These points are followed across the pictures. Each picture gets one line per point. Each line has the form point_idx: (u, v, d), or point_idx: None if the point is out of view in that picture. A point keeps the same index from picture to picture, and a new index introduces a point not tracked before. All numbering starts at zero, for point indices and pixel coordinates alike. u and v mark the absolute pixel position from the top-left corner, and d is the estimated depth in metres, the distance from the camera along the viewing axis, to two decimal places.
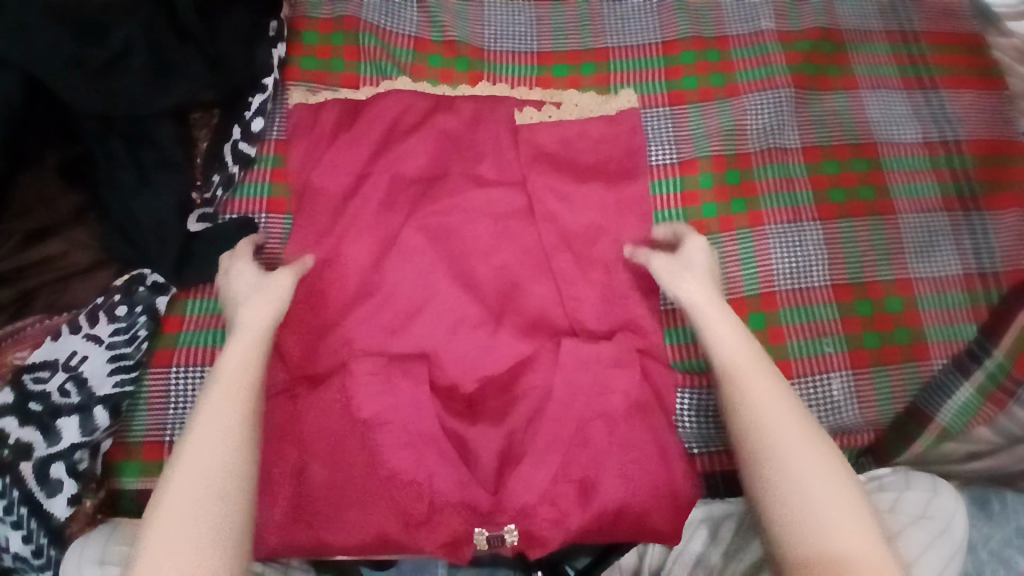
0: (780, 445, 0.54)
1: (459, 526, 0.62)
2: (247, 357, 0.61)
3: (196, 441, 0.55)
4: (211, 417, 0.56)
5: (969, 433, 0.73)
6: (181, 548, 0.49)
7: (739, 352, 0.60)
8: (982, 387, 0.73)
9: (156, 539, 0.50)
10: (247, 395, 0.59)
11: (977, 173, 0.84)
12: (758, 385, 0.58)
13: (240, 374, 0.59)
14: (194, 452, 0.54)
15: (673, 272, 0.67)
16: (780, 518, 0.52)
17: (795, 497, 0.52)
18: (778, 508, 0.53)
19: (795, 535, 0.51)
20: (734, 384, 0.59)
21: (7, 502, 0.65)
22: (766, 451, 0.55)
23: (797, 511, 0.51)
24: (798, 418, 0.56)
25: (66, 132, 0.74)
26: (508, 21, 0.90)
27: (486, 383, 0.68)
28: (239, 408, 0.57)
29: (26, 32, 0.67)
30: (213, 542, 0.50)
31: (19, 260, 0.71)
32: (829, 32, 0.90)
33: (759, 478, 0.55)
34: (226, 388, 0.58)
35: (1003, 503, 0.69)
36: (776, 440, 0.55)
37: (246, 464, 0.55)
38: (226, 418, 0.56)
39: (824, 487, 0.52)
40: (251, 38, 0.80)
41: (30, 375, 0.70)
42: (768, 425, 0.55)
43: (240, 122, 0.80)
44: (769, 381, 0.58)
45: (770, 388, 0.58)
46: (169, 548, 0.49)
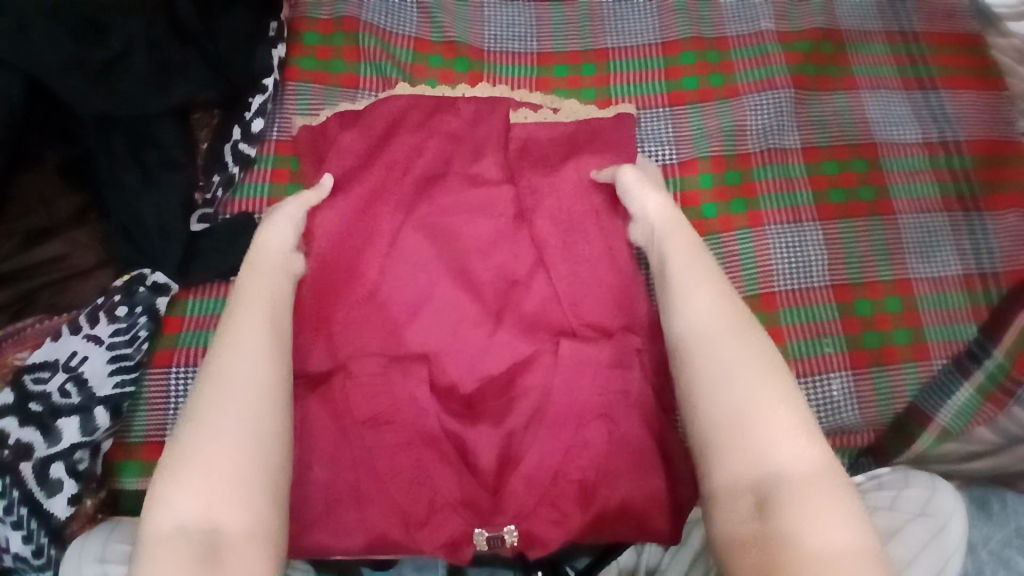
0: (711, 342, 0.53)
1: (460, 527, 0.62)
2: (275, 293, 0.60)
3: (228, 373, 0.53)
4: (245, 350, 0.55)
5: (969, 433, 0.71)
6: (222, 480, 0.48)
7: (679, 256, 0.59)
8: (982, 387, 0.72)
9: (194, 468, 0.48)
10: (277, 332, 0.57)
11: (977, 173, 0.84)
12: (695, 287, 0.56)
13: (268, 308, 0.58)
14: (226, 383, 0.52)
15: (637, 188, 0.65)
16: (704, 413, 0.51)
17: (719, 389, 0.50)
18: (700, 402, 0.51)
19: (715, 426, 0.50)
20: (672, 287, 0.58)
21: (6, 503, 0.65)
22: (695, 349, 0.53)
23: (717, 403, 0.50)
24: (735, 316, 0.54)
25: (65, 132, 0.74)
26: (508, 21, 0.90)
27: (486, 383, 0.68)
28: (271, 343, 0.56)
29: (27, 34, 0.66)
30: (256, 478, 0.49)
31: (21, 260, 0.71)
32: (829, 32, 0.90)
33: (686, 375, 0.53)
34: (256, 322, 0.57)
35: (1004, 504, 0.63)
36: (707, 338, 0.53)
37: (282, 401, 0.54)
38: (261, 353, 0.55)
39: (752, 379, 0.50)
40: (252, 37, 0.81)
41: (31, 375, 0.69)
42: (699, 326, 0.54)
43: (240, 121, 0.81)
44: (708, 283, 0.57)
45: (709, 289, 0.56)
46: (218, 482, 0.48)
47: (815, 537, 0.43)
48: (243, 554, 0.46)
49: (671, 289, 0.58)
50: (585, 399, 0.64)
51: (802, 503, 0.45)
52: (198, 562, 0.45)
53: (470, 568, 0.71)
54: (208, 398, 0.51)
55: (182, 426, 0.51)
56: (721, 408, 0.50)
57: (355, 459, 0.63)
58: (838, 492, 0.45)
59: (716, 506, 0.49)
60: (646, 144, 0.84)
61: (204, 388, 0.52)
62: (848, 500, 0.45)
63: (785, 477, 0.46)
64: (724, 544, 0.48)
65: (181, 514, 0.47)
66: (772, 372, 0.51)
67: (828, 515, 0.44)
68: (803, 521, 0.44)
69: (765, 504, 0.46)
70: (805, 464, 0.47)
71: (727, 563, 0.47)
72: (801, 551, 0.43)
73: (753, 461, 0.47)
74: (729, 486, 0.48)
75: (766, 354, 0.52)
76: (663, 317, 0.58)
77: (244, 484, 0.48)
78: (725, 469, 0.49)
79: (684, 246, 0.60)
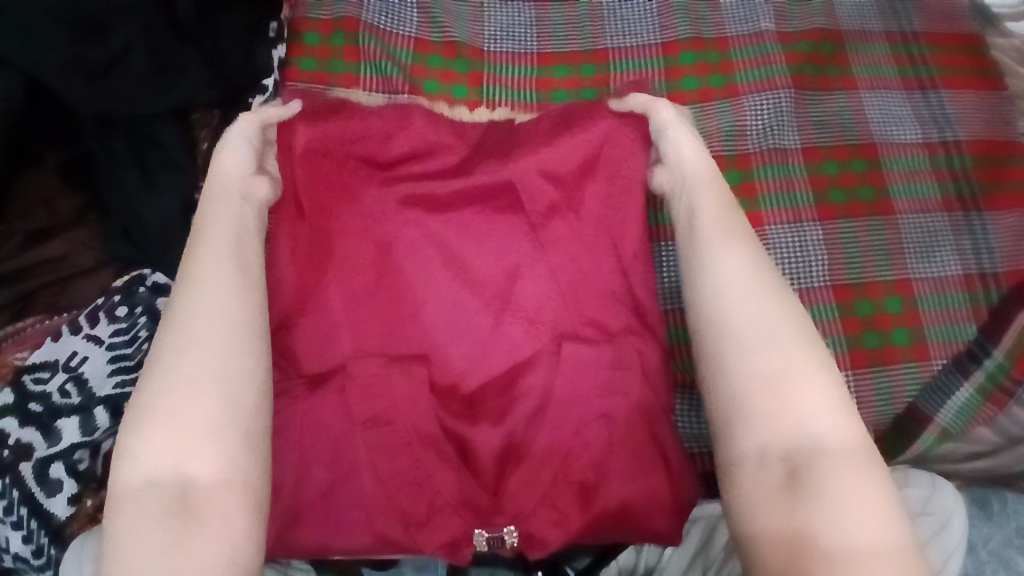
0: (749, 305, 0.52)
1: (459, 528, 0.62)
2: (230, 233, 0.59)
3: (192, 320, 0.52)
4: (208, 296, 0.54)
5: (970, 433, 0.73)
6: (192, 428, 0.48)
7: (712, 216, 0.59)
8: (983, 387, 0.74)
9: (161, 420, 0.48)
10: (240, 274, 0.57)
11: (977, 173, 0.84)
12: (733, 249, 0.56)
13: (236, 263, 0.57)
14: (189, 331, 0.52)
15: (676, 133, 0.68)
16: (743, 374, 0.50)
17: (761, 352, 0.50)
18: (737, 363, 0.50)
19: (753, 388, 0.49)
20: (705, 246, 0.57)
21: (7, 503, 0.66)
22: (732, 308, 0.52)
23: (761, 364, 0.49)
24: (773, 282, 0.54)
25: (66, 132, 0.74)
26: (508, 22, 0.90)
27: (486, 383, 0.67)
28: (235, 285, 0.56)
29: (26, 34, 0.68)
30: (227, 424, 0.49)
31: (23, 260, 0.72)
32: (829, 32, 0.90)
33: (719, 336, 0.52)
34: (218, 266, 0.56)
35: (1003, 504, 0.69)
36: (748, 297, 0.53)
37: (253, 342, 0.54)
38: (228, 297, 0.54)
39: (791, 344, 0.50)
40: (251, 37, 0.80)
41: (31, 375, 0.70)
42: (738, 287, 0.53)
43: (240, 121, 0.80)
44: (746, 247, 0.56)
45: (744, 254, 0.55)
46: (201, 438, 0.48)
47: (846, 499, 0.44)
48: (219, 501, 0.47)
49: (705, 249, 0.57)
50: (586, 401, 0.65)
51: (836, 468, 0.45)
52: (172, 513, 0.45)
53: (470, 569, 0.70)
54: (172, 348, 0.51)
55: (159, 377, 0.50)
56: (762, 372, 0.49)
57: (355, 459, 0.63)
58: (868, 463, 0.46)
59: (742, 470, 0.48)
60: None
61: (168, 338, 0.52)
62: (877, 473, 0.46)
63: (824, 446, 0.46)
64: (745, 508, 0.47)
65: (151, 468, 0.47)
66: (808, 341, 0.51)
67: (862, 485, 0.45)
68: (840, 490, 0.44)
69: (801, 474, 0.46)
70: (843, 435, 0.47)
71: (749, 526, 0.47)
72: (838, 513, 0.44)
73: (792, 428, 0.47)
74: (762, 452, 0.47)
75: (801, 322, 0.52)
76: (690, 275, 0.57)
77: (215, 430, 0.48)
78: (759, 432, 0.48)
79: (715, 207, 0.60)
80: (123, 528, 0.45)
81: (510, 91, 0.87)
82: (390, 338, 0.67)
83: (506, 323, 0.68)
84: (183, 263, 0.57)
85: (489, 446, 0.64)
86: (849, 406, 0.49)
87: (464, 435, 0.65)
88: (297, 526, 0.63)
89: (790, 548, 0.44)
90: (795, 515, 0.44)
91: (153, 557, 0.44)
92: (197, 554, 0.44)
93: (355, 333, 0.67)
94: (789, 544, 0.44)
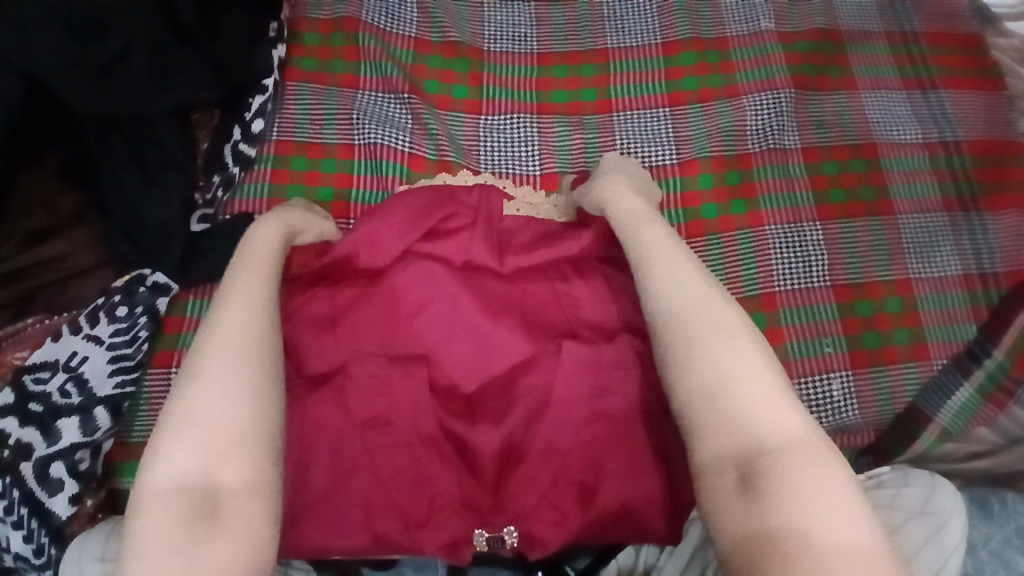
0: (684, 317, 0.53)
1: (459, 528, 0.62)
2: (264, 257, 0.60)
3: (222, 333, 0.53)
4: (232, 310, 0.54)
5: (969, 433, 0.68)
6: (217, 435, 0.48)
7: (648, 233, 0.60)
8: (982, 387, 0.69)
9: (193, 425, 0.48)
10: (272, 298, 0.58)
11: (977, 173, 0.84)
12: (669, 263, 0.56)
13: (266, 281, 0.58)
14: (220, 343, 0.52)
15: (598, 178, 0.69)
16: (683, 388, 0.50)
17: (691, 365, 0.51)
18: (679, 377, 0.51)
19: (692, 400, 0.50)
20: (641, 265, 0.58)
21: (7, 503, 0.65)
22: (664, 324, 0.54)
23: (692, 376, 0.50)
24: (705, 288, 0.54)
25: (68, 133, 0.75)
26: (509, 22, 0.90)
27: (486, 384, 0.67)
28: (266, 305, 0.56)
29: (26, 34, 0.67)
30: (254, 433, 0.49)
31: (20, 260, 0.72)
32: (829, 32, 0.90)
33: (662, 352, 0.53)
34: (248, 284, 0.57)
35: (1004, 504, 0.65)
36: (674, 310, 0.53)
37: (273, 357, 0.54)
38: (252, 310, 0.55)
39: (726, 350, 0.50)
40: (252, 37, 0.81)
41: (31, 375, 0.70)
42: (672, 302, 0.54)
43: (240, 122, 0.81)
44: (679, 259, 0.57)
45: (676, 265, 0.56)
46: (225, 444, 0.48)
47: (809, 494, 0.43)
48: (242, 507, 0.46)
49: (645, 269, 0.57)
50: (587, 399, 0.65)
51: (795, 466, 0.45)
52: (197, 519, 0.45)
53: (471, 569, 0.70)
54: (197, 354, 0.52)
55: (186, 383, 0.50)
56: (700, 381, 0.49)
57: (357, 459, 0.63)
58: (827, 459, 0.45)
59: (702, 479, 0.48)
60: (613, 136, 0.85)
61: (199, 348, 0.52)
62: (835, 468, 0.45)
63: (771, 448, 0.46)
64: (710, 515, 0.47)
65: (179, 471, 0.47)
66: (748, 342, 0.50)
67: (818, 486, 0.44)
68: (792, 491, 0.44)
69: (756, 475, 0.45)
70: (792, 436, 0.46)
71: (717, 538, 0.46)
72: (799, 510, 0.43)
73: (738, 436, 0.47)
74: (714, 460, 0.47)
75: (738, 323, 0.52)
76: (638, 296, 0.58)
77: (244, 439, 0.48)
78: (706, 444, 0.48)
79: (650, 225, 0.61)
80: (145, 529, 0.45)
81: (509, 92, 0.87)
82: (389, 335, 0.67)
83: (506, 321, 0.68)
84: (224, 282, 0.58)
85: (490, 446, 0.65)
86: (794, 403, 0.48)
87: (465, 433, 0.65)
88: (299, 529, 0.63)
89: (750, 556, 0.43)
90: (751, 523, 0.44)
91: (174, 558, 0.43)
92: (215, 559, 0.44)
93: (356, 331, 0.67)
94: (747, 552, 0.43)
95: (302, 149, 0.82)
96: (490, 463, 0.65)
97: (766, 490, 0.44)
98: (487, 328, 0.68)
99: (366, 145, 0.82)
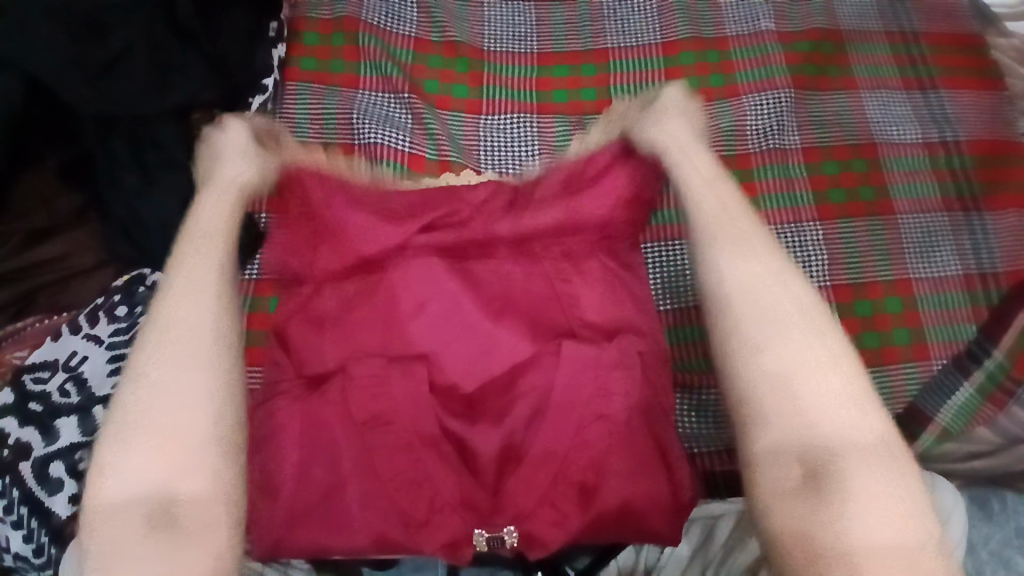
0: (759, 313, 0.51)
1: (458, 527, 0.62)
2: (219, 236, 0.58)
3: (174, 334, 0.52)
4: (183, 305, 0.54)
5: (969, 433, 0.72)
6: (166, 449, 0.49)
7: (711, 199, 0.57)
8: (983, 387, 0.73)
9: (147, 436, 0.49)
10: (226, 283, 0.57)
11: (978, 173, 0.84)
12: (737, 239, 0.54)
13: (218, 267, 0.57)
14: (174, 345, 0.52)
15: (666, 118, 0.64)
16: (749, 372, 0.50)
17: (761, 351, 0.50)
18: (747, 370, 0.50)
19: (758, 386, 0.49)
20: (703, 234, 0.55)
21: (7, 502, 0.65)
22: (732, 301, 0.52)
23: (764, 362, 0.49)
24: (776, 271, 0.53)
25: (67, 133, 0.75)
26: (508, 22, 0.90)
27: (486, 384, 0.67)
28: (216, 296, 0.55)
29: (27, 32, 0.67)
30: (206, 437, 0.50)
31: (19, 261, 0.72)
32: (829, 32, 0.90)
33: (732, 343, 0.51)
34: (199, 270, 0.56)
35: (1003, 504, 0.67)
36: (744, 289, 0.52)
37: (226, 349, 0.54)
38: (204, 302, 0.54)
39: (796, 340, 0.50)
40: (251, 36, 0.81)
41: (31, 375, 0.70)
42: (745, 294, 0.52)
43: None
44: (749, 234, 0.55)
45: (743, 241, 0.54)
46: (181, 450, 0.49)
47: (865, 494, 0.46)
48: (201, 513, 0.48)
49: (711, 237, 0.55)
50: (589, 399, 0.64)
51: (855, 466, 0.46)
52: (154, 528, 0.46)
53: (470, 568, 0.70)
54: (149, 355, 0.52)
55: (137, 387, 0.51)
56: (769, 378, 0.49)
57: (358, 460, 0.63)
58: (883, 460, 0.47)
59: (756, 468, 0.48)
60: None
61: (152, 350, 0.52)
62: (891, 470, 0.47)
63: (836, 446, 0.47)
64: (762, 503, 0.48)
65: (133, 478, 0.48)
66: (812, 334, 0.50)
67: (874, 487, 0.46)
68: (854, 491, 0.46)
69: (819, 472, 0.46)
70: (856, 434, 0.47)
71: (768, 526, 0.47)
72: (859, 509, 0.45)
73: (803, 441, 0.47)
74: (775, 451, 0.47)
75: (804, 311, 0.52)
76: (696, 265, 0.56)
77: (197, 444, 0.49)
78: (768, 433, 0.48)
79: (714, 189, 0.58)
80: (106, 536, 0.47)
81: (509, 92, 0.87)
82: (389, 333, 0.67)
83: (506, 321, 0.68)
84: (175, 263, 0.57)
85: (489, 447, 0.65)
86: (865, 406, 0.49)
87: (466, 434, 0.65)
88: (300, 527, 0.64)
89: (806, 550, 0.45)
90: (808, 520, 0.45)
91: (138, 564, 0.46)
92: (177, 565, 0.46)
93: (356, 331, 0.67)
94: (801, 544, 0.45)
95: None
96: (492, 462, 0.65)
97: (832, 488, 0.45)
98: (487, 329, 0.68)
99: (366, 145, 0.82)
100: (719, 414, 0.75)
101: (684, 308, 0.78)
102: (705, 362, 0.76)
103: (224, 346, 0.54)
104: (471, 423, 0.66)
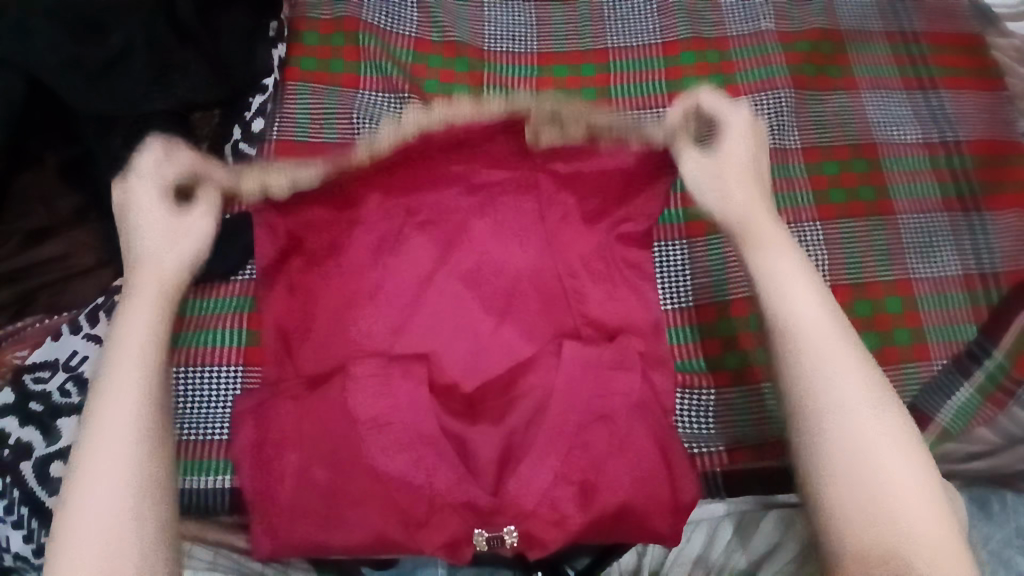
0: (829, 376, 0.50)
1: (458, 527, 0.63)
2: (148, 326, 0.57)
3: (98, 428, 0.51)
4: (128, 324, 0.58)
5: (969, 433, 0.72)
6: (105, 540, 0.48)
7: (773, 252, 0.57)
8: (983, 387, 0.74)
9: (84, 443, 0.51)
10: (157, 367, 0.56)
11: (977, 173, 0.84)
12: (802, 296, 0.54)
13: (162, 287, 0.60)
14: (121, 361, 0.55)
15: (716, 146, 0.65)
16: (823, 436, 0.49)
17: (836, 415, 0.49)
18: (818, 441, 0.49)
19: (832, 451, 0.48)
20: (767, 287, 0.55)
21: (7, 502, 0.65)
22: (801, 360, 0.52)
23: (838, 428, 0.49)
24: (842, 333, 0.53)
25: (66, 132, 0.74)
26: (508, 22, 0.90)
27: (486, 383, 0.67)
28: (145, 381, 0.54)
29: (27, 37, 0.67)
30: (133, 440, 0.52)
31: (20, 260, 0.73)
32: (829, 32, 0.90)
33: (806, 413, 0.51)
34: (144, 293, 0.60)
35: (1003, 504, 0.69)
36: (813, 346, 0.52)
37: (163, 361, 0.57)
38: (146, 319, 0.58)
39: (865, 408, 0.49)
40: (251, 38, 0.81)
41: (31, 375, 0.70)
42: (811, 357, 0.51)
43: (240, 122, 0.81)
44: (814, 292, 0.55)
45: (810, 299, 0.54)
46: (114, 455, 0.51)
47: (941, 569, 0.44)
48: (120, 511, 0.49)
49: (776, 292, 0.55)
50: (587, 400, 0.64)
51: (933, 543, 0.45)
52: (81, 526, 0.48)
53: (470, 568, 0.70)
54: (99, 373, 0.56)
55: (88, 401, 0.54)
56: (842, 442, 0.48)
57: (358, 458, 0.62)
58: (955, 535, 0.46)
59: (832, 533, 0.47)
60: None
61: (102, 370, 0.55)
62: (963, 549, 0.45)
63: (911, 519, 0.45)
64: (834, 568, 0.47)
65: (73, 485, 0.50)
66: (881, 401, 0.50)
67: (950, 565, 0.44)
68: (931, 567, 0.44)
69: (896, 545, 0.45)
70: (926, 508, 0.46)
71: None
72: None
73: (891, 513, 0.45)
74: (848, 518, 0.47)
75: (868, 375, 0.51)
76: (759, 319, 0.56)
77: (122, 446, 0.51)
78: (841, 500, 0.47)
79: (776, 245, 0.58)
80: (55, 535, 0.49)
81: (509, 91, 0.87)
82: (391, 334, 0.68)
83: (506, 321, 0.68)
84: (101, 367, 0.56)
85: (489, 446, 0.65)
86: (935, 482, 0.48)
87: (466, 433, 0.65)
88: (301, 526, 0.64)
89: None
90: None
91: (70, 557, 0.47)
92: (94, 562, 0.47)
93: (357, 331, 0.67)
94: None
95: (302, 149, 0.82)
96: (492, 461, 0.65)
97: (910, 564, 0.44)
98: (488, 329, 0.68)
99: None
100: (719, 415, 0.76)
101: (682, 308, 0.79)
102: (704, 362, 0.77)
103: (151, 431, 0.53)
104: (470, 422, 0.66)
